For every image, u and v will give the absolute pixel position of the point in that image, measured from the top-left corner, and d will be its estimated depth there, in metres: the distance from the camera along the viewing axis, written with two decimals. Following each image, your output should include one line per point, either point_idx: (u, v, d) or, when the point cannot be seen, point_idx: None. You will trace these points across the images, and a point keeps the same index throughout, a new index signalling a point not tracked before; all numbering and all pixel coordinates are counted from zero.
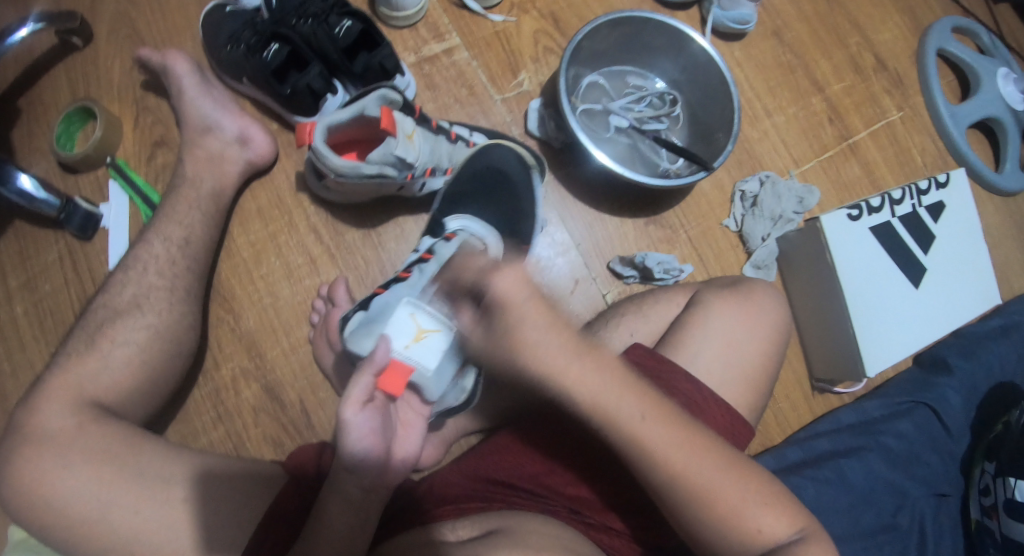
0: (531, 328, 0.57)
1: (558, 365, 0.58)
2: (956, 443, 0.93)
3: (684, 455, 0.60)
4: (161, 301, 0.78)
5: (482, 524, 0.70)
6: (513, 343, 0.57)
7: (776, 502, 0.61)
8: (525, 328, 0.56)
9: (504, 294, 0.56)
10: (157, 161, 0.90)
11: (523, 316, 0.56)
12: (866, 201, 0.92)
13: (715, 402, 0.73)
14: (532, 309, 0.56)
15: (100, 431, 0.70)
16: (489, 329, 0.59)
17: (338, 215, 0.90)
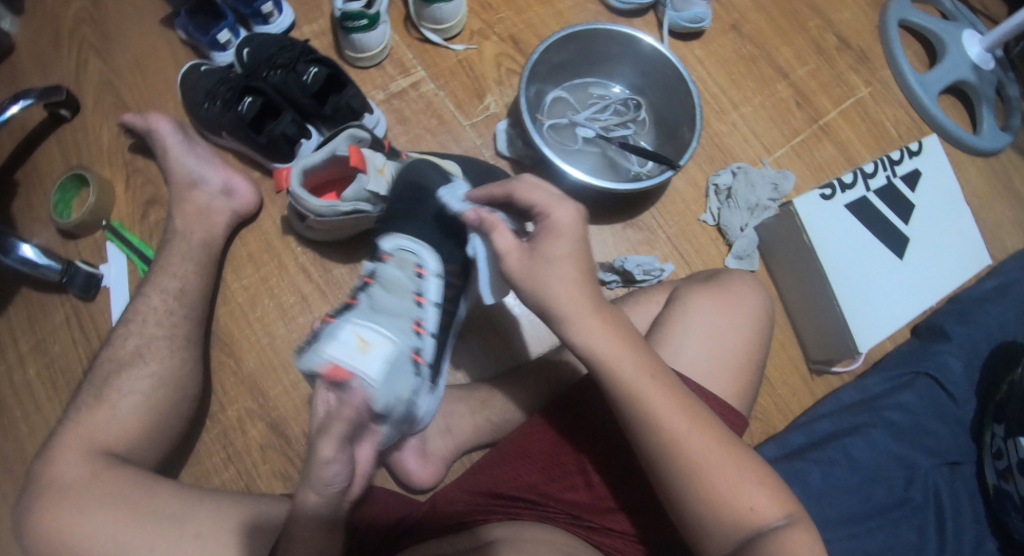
0: (562, 260, 0.62)
1: (579, 312, 0.62)
2: (964, 410, 0.92)
3: (687, 424, 0.61)
4: (162, 350, 0.82)
5: (485, 534, 0.69)
6: (541, 270, 0.62)
7: (769, 481, 0.61)
8: (555, 259, 0.62)
9: (561, 225, 0.63)
10: (149, 219, 0.95)
11: (564, 259, 0.62)
12: (838, 179, 0.92)
13: (704, 393, 0.73)
14: (575, 255, 0.63)
15: (113, 477, 0.74)
16: (530, 256, 0.64)
17: (325, 253, 0.94)
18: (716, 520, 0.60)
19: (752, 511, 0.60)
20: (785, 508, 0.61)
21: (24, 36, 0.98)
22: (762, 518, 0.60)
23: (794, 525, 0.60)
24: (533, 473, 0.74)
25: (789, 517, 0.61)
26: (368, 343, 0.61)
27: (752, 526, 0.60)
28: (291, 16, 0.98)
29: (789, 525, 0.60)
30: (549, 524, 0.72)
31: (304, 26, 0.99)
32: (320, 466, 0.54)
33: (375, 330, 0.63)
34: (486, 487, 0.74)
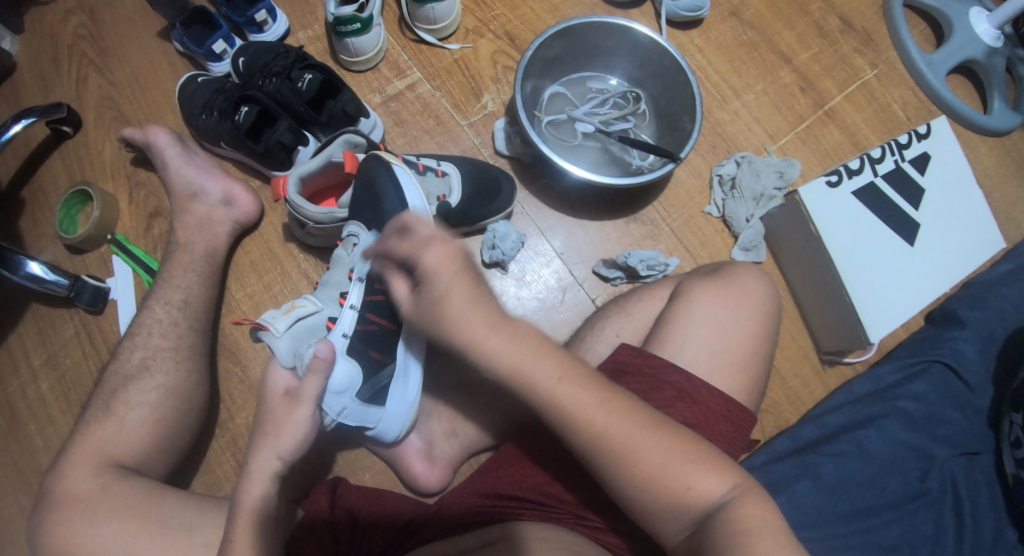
0: (446, 288, 0.62)
1: (476, 336, 0.61)
2: (981, 398, 0.89)
3: (606, 423, 0.60)
4: (168, 361, 0.83)
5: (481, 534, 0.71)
6: (432, 304, 0.62)
7: (708, 460, 0.60)
8: (443, 296, 0.62)
9: (434, 265, 0.62)
10: (154, 231, 0.96)
11: (450, 288, 0.62)
12: (845, 165, 0.90)
13: (709, 390, 0.73)
14: (459, 282, 0.62)
15: (122, 489, 0.75)
16: (420, 299, 0.64)
17: (327, 259, 0.94)
18: (655, 501, 0.59)
19: (693, 495, 0.59)
20: (729, 481, 0.59)
21: (24, 55, 0.99)
22: (707, 494, 0.59)
23: (742, 497, 0.59)
24: (535, 475, 0.73)
25: (735, 493, 0.59)
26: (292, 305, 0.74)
27: (699, 505, 0.59)
28: (286, 23, 0.98)
29: (735, 498, 0.59)
30: (553, 525, 0.71)
31: (298, 32, 0.99)
32: (270, 435, 0.63)
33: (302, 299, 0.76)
34: (488, 489, 0.74)
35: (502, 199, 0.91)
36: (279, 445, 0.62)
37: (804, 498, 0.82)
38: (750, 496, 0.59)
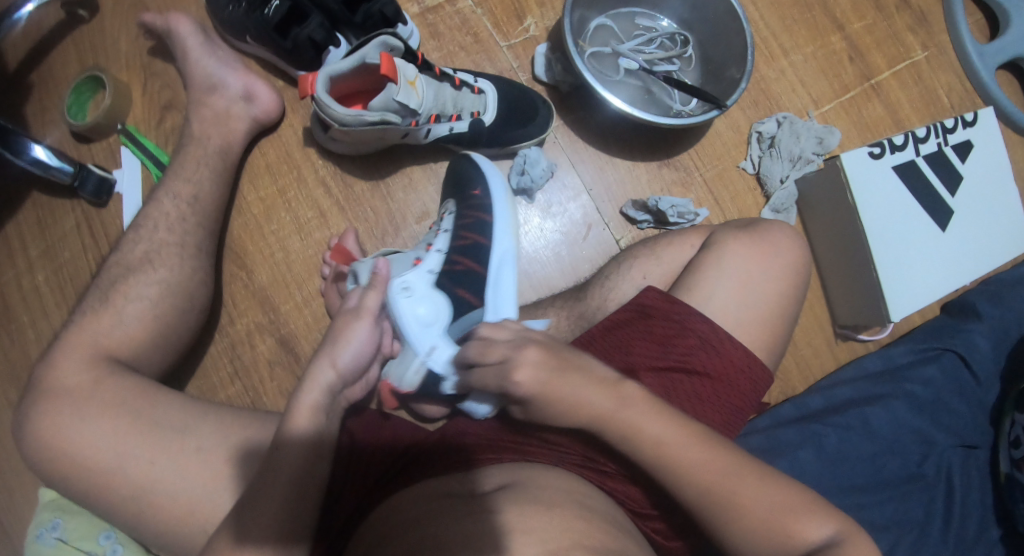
0: (581, 393, 0.64)
1: (615, 411, 0.64)
2: (986, 392, 0.90)
3: (718, 476, 0.62)
4: (173, 257, 0.80)
5: (498, 476, 0.70)
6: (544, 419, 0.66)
7: (816, 506, 0.62)
8: (557, 413, 0.64)
9: (534, 385, 0.64)
10: (166, 124, 0.90)
11: (563, 387, 0.64)
12: (889, 139, 0.89)
13: (734, 344, 0.75)
14: (565, 380, 0.64)
15: (115, 384, 0.72)
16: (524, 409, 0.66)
17: (347, 168, 0.92)
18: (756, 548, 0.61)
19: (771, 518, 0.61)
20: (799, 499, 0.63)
21: None
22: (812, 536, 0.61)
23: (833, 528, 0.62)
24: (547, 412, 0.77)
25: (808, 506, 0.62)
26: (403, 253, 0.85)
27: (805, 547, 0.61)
28: None
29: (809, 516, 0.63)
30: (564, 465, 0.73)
31: None
32: (330, 346, 0.68)
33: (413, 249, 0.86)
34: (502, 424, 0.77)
35: (537, 124, 0.90)
36: (335, 353, 0.67)
37: (805, 465, 0.85)
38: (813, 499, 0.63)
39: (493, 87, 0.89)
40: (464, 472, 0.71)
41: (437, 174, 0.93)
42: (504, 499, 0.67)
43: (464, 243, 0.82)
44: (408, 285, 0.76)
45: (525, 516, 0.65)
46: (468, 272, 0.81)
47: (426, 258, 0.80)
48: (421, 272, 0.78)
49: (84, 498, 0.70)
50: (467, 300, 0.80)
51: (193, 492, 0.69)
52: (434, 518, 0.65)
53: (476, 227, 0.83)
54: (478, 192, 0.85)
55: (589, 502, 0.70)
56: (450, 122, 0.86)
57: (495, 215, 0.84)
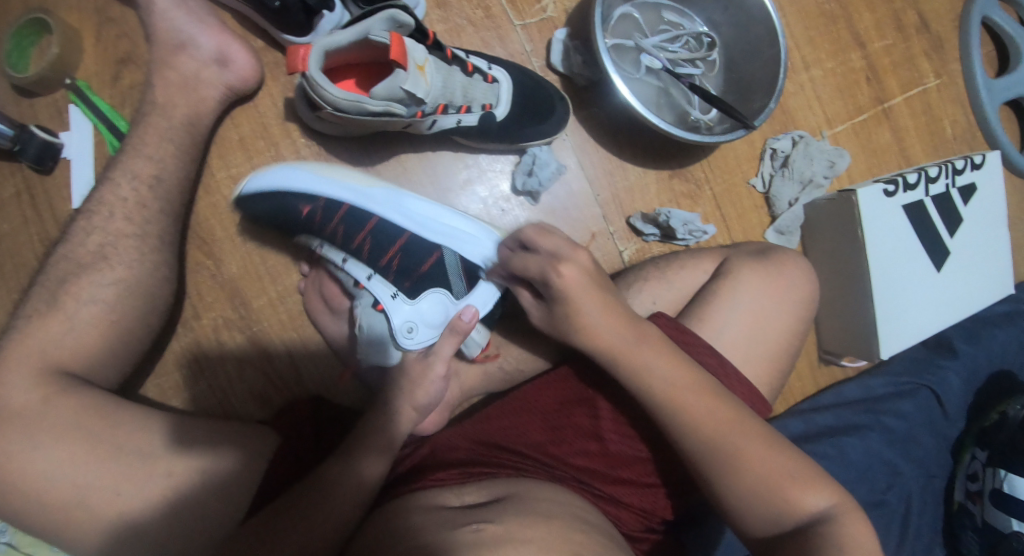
0: (598, 315, 0.68)
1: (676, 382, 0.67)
2: (951, 426, 0.95)
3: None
4: (131, 251, 0.69)
5: (487, 490, 0.65)
6: (573, 323, 0.69)
7: None
8: (583, 314, 0.68)
9: (566, 287, 0.67)
10: (123, 82, 0.77)
11: (582, 305, 0.68)
12: (903, 177, 0.88)
13: (739, 379, 0.72)
14: (589, 299, 0.68)
15: (70, 404, 0.63)
16: (552, 311, 0.70)
17: (332, 149, 0.79)
18: None
19: (801, 513, 0.64)
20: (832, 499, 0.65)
21: None
22: None
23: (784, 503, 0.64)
24: (538, 432, 0.72)
25: (835, 509, 0.64)
26: (369, 279, 0.73)
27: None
28: None
29: (837, 515, 0.64)
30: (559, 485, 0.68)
31: None
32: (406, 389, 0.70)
33: (371, 281, 0.73)
34: (487, 438, 0.71)
35: (552, 122, 0.80)
36: (414, 397, 0.70)
37: None
38: (850, 516, 0.64)
39: (508, 77, 0.80)
40: (456, 485, 0.65)
41: (434, 164, 0.82)
42: (494, 510, 0.62)
43: (401, 244, 0.74)
44: (409, 322, 0.73)
45: (521, 525, 0.60)
46: (401, 241, 0.74)
47: (378, 297, 0.72)
48: (398, 309, 0.73)
49: (36, 529, 0.62)
50: (433, 264, 0.74)
51: (166, 527, 0.62)
52: (425, 529, 0.59)
53: (349, 225, 0.73)
54: (307, 206, 0.73)
55: (583, 515, 0.65)
56: (459, 115, 0.75)
57: (369, 197, 0.74)
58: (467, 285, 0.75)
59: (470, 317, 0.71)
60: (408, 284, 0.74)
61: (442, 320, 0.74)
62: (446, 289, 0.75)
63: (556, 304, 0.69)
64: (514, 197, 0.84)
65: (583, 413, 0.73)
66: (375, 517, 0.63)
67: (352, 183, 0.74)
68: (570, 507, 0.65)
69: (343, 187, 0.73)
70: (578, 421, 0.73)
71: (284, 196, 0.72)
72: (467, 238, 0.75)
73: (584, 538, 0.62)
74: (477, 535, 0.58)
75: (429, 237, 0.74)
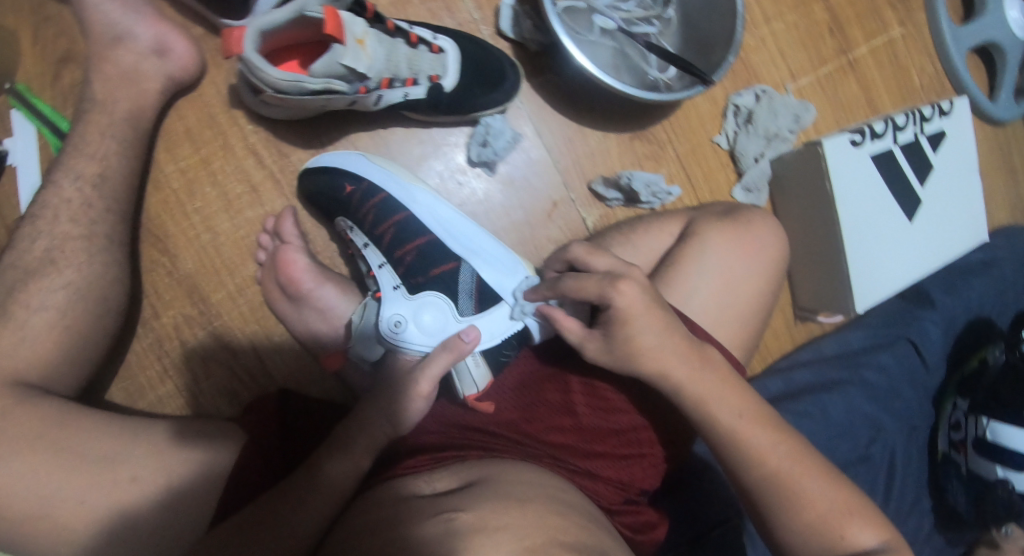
0: (659, 338, 0.64)
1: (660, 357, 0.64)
2: (931, 376, 0.94)
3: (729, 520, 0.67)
4: (79, 254, 0.67)
5: (458, 475, 0.64)
6: (637, 350, 0.64)
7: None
8: (644, 335, 0.64)
9: (627, 307, 0.63)
10: (64, 81, 0.74)
11: (641, 326, 0.64)
12: (869, 126, 0.86)
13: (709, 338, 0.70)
14: (649, 320, 0.64)
15: (28, 414, 0.62)
16: (609, 340, 0.65)
17: (282, 134, 0.77)
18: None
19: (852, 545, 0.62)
20: (881, 535, 0.64)
21: None
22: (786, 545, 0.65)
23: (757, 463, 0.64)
24: (510, 410, 0.71)
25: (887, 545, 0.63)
26: (378, 268, 0.74)
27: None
28: None
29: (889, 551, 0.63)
30: (532, 462, 0.67)
31: None
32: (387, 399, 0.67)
33: (379, 269, 0.74)
34: (460, 421, 0.70)
35: (503, 90, 0.77)
36: (394, 412, 0.66)
37: None
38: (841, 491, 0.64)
39: (454, 46, 0.77)
40: (427, 473, 0.64)
41: (385, 141, 0.80)
42: (466, 498, 0.60)
43: (422, 242, 0.75)
44: (398, 315, 0.71)
45: (493, 511, 0.58)
46: (422, 245, 0.75)
47: (380, 286, 0.73)
48: (396, 302, 0.72)
49: None
50: (447, 273, 0.74)
51: (136, 529, 0.61)
52: (396, 521, 0.58)
53: (382, 212, 0.75)
54: (351, 188, 0.75)
55: (559, 496, 0.64)
56: (405, 88, 0.73)
57: (406, 190, 0.76)
58: (475, 307, 0.74)
59: (472, 339, 0.70)
60: (416, 281, 0.74)
61: (438, 331, 0.72)
62: (450, 302, 0.73)
63: (613, 330, 0.64)
64: (470, 168, 0.82)
65: (555, 387, 0.72)
66: (348, 510, 0.62)
67: (396, 175, 0.76)
68: (542, 487, 0.64)
69: (388, 176, 0.76)
70: (550, 397, 0.71)
71: (335, 174, 0.75)
72: (487, 264, 0.75)
73: (561, 521, 0.61)
74: (450, 525, 0.57)
75: (449, 243, 0.75)
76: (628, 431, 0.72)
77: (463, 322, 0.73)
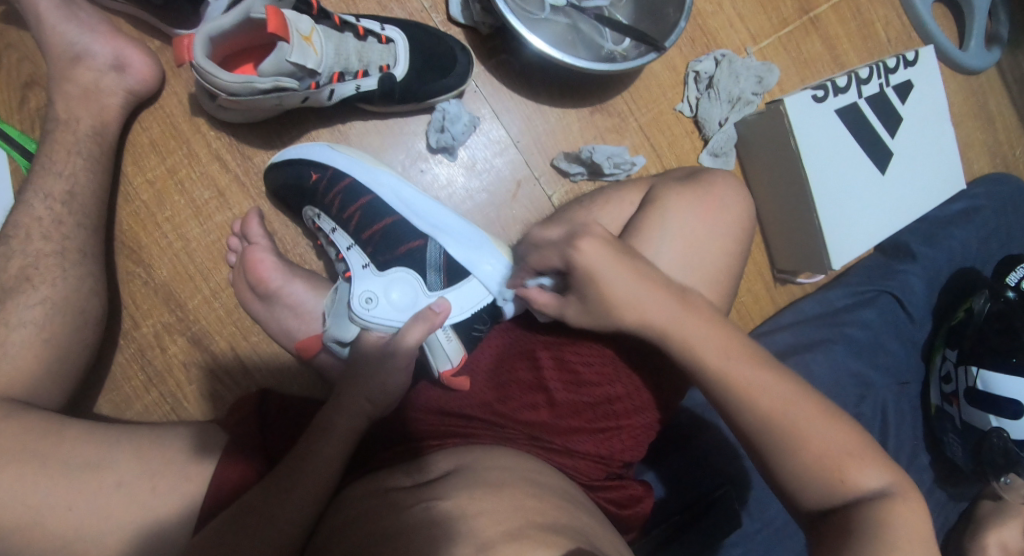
0: (635, 287, 0.63)
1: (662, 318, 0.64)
2: (918, 329, 0.95)
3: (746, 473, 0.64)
4: (54, 270, 0.69)
5: (435, 465, 0.66)
6: (611, 303, 0.63)
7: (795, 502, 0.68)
8: (617, 287, 0.63)
9: (590, 261, 0.62)
10: (31, 105, 0.76)
11: (612, 277, 0.62)
12: (832, 81, 0.87)
13: None
14: (617, 268, 0.62)
15: (12, 429, 0.63)
16: (586, 300, 0.64)
17: (243, 137, 0.80)
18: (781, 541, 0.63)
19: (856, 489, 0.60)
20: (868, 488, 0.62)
21: None
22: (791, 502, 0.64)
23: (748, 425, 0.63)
24: (485, 393, 0.72)
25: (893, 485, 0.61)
26: (347, 249, 0.77)
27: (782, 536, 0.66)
28: None
29: (852, 464, 0.61)
30: (508, 445, 0.70)
31: None
32: (364, 376, 0.70)
33: (349, 250, 0.77)
34: (437, 407, 0.72)
35: (457, 73, 0.80)
36: (368, 387, 0.69)
37: None
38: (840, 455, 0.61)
39: (403, 35, 0.78)
40: (406, 464, 0.66)
41: (346, 136, 0.83)
42: (443, 486, 0.62)
43: (389, 223, 0.78)
44: (369, 291, 0.73)
45: (469, 497, 0.60)
46: (388, 227, 0.78)
47: (350, 266, 0.76)
48: (366, 278, 0.75)
49: None
50: (414, 250, 0.77)
51: (123, 534, 0.63)
52: (375, 515, 0.60)
53: (347, 197, 0.78)
54: (316, 176, 0.78)
55: (536, 479, 0.66)
56: (356, 80, 0.75)
57: (368, 174, 0.79)
58: (444, 281, 0.77)
59: (444, 308, 0.74)
60: (383, 258, 0.77)
61: (410, 306, 0.75)
62: (419, 276, 0.76)
63: (585, 289, 0.63)
64: (431, 155, 0.84)
65: (525, 366, 0.73)
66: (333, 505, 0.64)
67: (359, 162, 0.79)
68: (518, 470, 0.66)
69: (351, 162, 0.79)
70: (521, 376, 0.73)
71: (297, 164, 0.78)
72: (453, 238, 0.78)
73: (538, 503, 0.62)
74: (427, 513, 0.58)
75: (417, 223, 0.78)
76: (604, 404, 0.73)
77: (433, 296, 0.77)
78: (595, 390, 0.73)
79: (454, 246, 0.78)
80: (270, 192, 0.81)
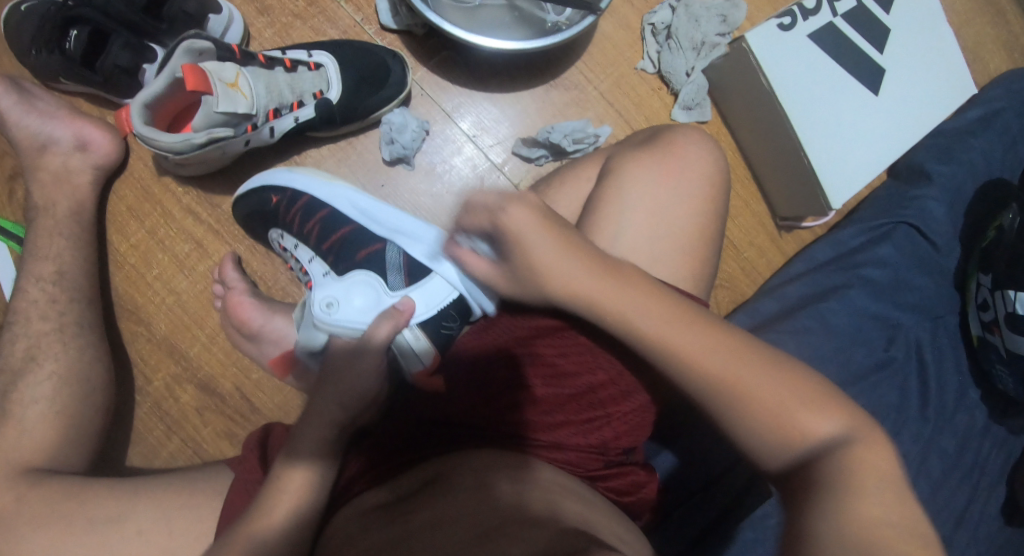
0: (556, 250, 0.59)
1: (603, 297, 0.59)
2: (946, 257, 0.86)
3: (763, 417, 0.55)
4: (55, 345, 0.75)
5: (417, 476, 0.65)
6: (536, 270, 0.60)
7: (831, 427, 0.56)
8: (540, 255, 0.59)
9: (516, 228, 0.59)
10: (18, 196, 0.82)
11: (537, 243, 0.59)
12: (799, 4, 0.79)
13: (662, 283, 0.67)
14: (544, 233, 0.59)
15: (39, 496, 0.69)
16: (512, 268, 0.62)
17: (210, 187, 0.84)
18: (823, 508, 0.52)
19: (807, 439, 0.54)
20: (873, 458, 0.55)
21: None
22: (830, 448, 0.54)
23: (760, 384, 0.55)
24: (464, 396, 0.68)
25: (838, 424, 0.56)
26: (308, 262, 0.79)
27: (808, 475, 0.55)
28: None
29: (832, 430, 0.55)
30: (492, 447, 0.66)
31: None
32: (333, 382, 0.67)
33: (310, 263, 0.78)
34: (417, 414, 0.69)
35: (392, 84, 0.80)
36: (341, 392, 0.66)
37: None
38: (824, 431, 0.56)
39: (333, 59, 0.78)
40: (391, 478, 0.65)
41: (303, 166, 0.84)
42: (422, 500, 0.62)
43: (345, 231, 0.77)
44: (329, 297, 0.73)
45: (443, 514, 0.60)
46: (344, 236, 0.77)
47: (312, 276, 0.77)
48: (327, 284, 0.75)
49: None
50: (372, 254, 0.76)
51: None
52: (355, 535, 0.60)
53: (306, 213, 0.79)
54: (275, 200, 0.80)
55: (519, 477, 0.63)
56: (293, 112, 0.77)
57: (320, 188, 0.79)
58: (405, 281, 0.75)
59: (407, 307, 0.72)
60: (343, 266, 0.76)
61: (373, 308, 0.73)
62: (379, 278, 0.74)
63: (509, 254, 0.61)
64: (389, 168, 0.84)
65: (503, 365, 0.69)
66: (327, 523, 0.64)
67: (314, 179, 0.80)
68: (498, 468, 0.64)
69: (306, 179, 0.80)
70: (499, 375, 0.69)
71: (258, 191, 0.80)
72: (412, 238, 0.75)
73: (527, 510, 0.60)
74: (406, 529, 0.58)
75: (374, 227, 0.77)
76: (590, 393, 0.69)
77: (396, 295, 0.74)
78: (579, 381, 0.69)
79: (415, 247, 0.75)
80: (242, 220, 0.84)
